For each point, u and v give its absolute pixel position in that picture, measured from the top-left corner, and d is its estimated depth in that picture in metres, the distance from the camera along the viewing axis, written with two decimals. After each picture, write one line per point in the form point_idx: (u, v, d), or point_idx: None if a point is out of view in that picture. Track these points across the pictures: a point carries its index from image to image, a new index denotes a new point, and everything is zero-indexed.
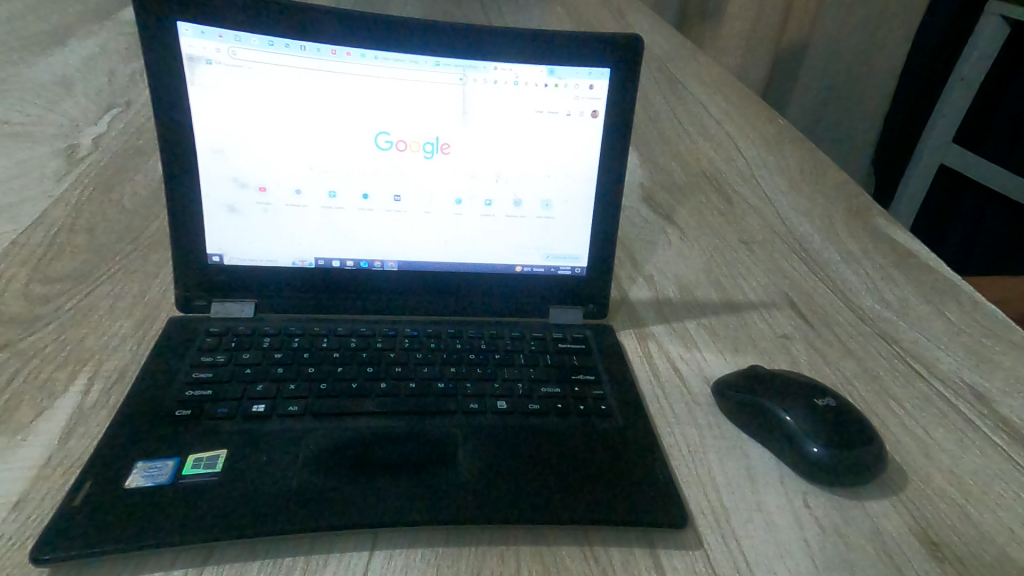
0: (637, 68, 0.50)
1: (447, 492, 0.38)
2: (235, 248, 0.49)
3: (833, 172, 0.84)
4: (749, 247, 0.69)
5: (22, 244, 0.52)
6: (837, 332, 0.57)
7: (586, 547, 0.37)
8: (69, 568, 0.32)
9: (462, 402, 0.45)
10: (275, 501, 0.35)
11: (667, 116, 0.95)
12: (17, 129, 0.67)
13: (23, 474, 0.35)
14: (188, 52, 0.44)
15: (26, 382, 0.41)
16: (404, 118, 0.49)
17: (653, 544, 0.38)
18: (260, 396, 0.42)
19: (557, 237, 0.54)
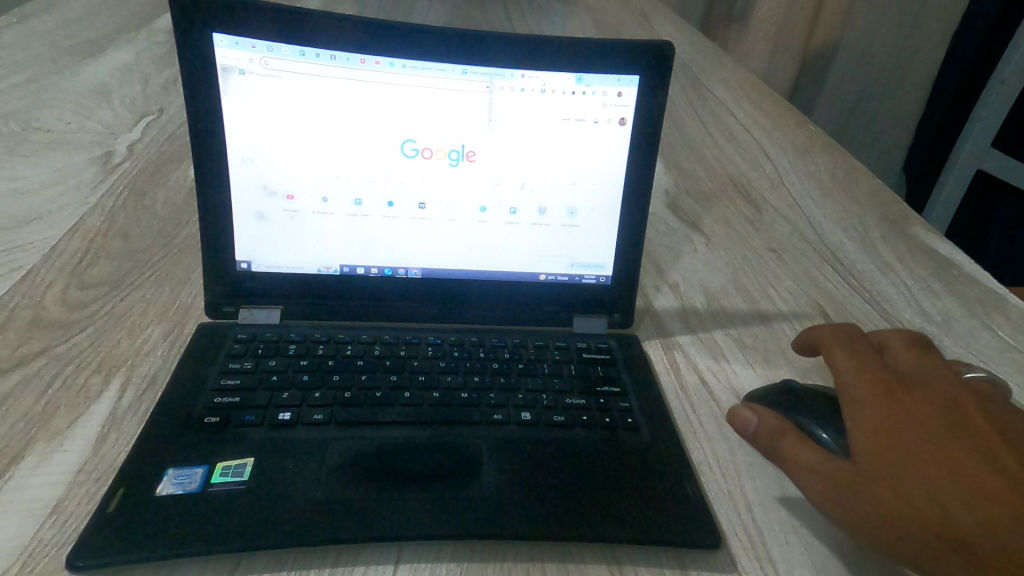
0: (667, 75, 0.49)
1: (471, 505, 0.37)
2: (263, 255, 0.50)
3: (866, 179, 0.81)
4: (779, 256, 0.67)
5: (61, 250, 0.54)
6: None
7: (614, 566, 0.36)
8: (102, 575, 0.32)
9: (486, 412, 0.45)
10: (301, 512, 0.35)
11: (693, 121, 0.93)
12: (57, 137, 0.69)
13: (59, 479, 0.36)
14: (221, 62, 0.45)
15: (63, 386, 0.42)
16: (430, 126, 0.49)
17: (683, 565, 0.37)
18: (286, 404, 0.42)
19: (583, 246, 0.53)
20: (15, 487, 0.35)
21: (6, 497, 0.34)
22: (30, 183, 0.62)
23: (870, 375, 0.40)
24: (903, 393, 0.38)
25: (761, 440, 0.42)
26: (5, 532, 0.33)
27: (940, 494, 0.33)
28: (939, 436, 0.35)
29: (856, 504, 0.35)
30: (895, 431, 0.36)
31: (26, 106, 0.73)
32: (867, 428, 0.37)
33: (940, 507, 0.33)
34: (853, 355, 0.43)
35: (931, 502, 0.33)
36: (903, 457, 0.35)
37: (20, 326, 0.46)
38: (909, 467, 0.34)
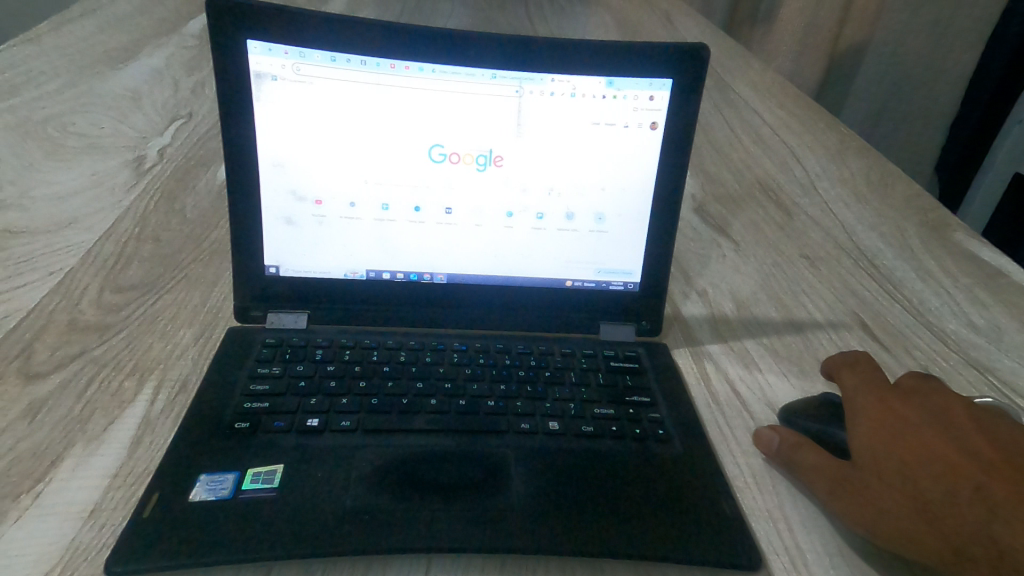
0: (701, 78, 0.48)
1: (500, 517, 0.37)
2: (290, 259, 0.50)
3: (902, 183, 0.79)
4: (812, 263, 0.65)
5: (95, 253, 0.55)
6: (915, 356, 0.53)
7: None
8: None
9: (513, 421, 0.44)
10: (331, 521, 0.35)
11: (719, 123, 0.91)
12: (91, 141, 0.71)
13: (96, 482, 0.36)
14: (255, 69, 0.45)
15: (98, 389, 0.42)
16: (459, 131, 0.48)
17: None
18: (314, 411, 0.42)
19: (611, 252, 0.52)
20: (54, 490, 0.35)
21: (45, 500, 0.35)
22: (66, 187, 0.63)
23: (870, 386, 0.43)
24: (900, 399, 0.41)
25: (780, 455, 0.42)
26: (45, 535, 0.33)
27: (921, 483, 0.36)
28: (927, 434, 0.39)
29: (854, 495, 0.38)
30: (890, 429, 0.39)
31: (62, 111, 0.75)
32: (863, 429, 0.40)
33: (918, 493, 0.36)
34: (857, 371, 0.45)
35: (911, 487, 0.36)
36: (895, 453, 0.38)
37: (57, 329, 0.47)
38: (901, 459, 0.37)
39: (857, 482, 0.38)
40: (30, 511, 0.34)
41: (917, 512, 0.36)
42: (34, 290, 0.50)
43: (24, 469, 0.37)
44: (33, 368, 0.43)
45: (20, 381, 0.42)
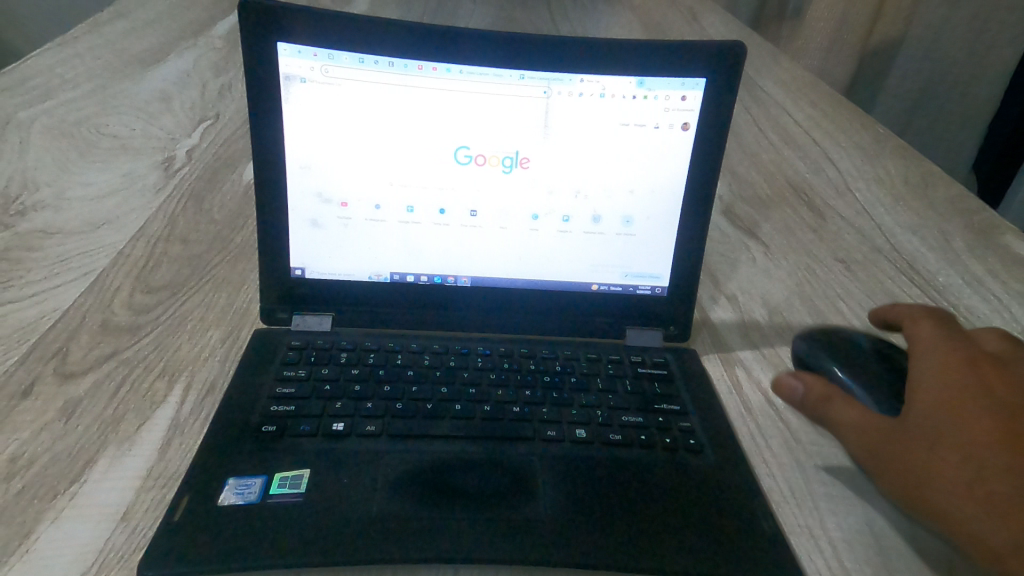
0: (736, 77, 0.46)
1: (528, 528, 0.36)
2: (316, 262, 0.50)
3: (943, 185, 0.76)
4: (848, 267, 0.63)
5: (127, 254, 0.56)
6: None
7: None
8: None
9: (539, 428, 0.43)
10: (358, 528, 0.35)
11: (747, 122, 0.89)
12: (123, 143, 0.72)
13: (128, 484, 0.36)
14: (284, 71, 0.45)
15: (130, 390, 0.43)
16: (485, 133, 0.48)
17: None
18: (340, 415, 0.42)
19: (639, 256, 0.51)
20: (88, 491, 0.36)
21: (80, 501, 0.35)
22: (99, 188, 0.64)
23: (952, 342, 0.40)
24: (989, 365, 0.38)
25: (804, 407, 0.42)
26: (80, 537, 0.33)
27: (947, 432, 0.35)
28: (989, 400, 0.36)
29: (892, 447, 0.37)
30: (954, 380, 0.37)
31: (95, 113, 0.76)
32: (917, 381, 0.38)
33: (938, 440, 0.35)
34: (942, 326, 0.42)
35: (932, 433, 0.36)
36: (940, 401, 0.37)
37: (90, 329, 0.47)
38: (942, 417, 0.36)
39: (883, 428, 0.38)
40: (65, 512, 0.35)
41: (953, 480, 0.34)
42: (69, 290, 0.51)
43: (59, 469, 0.37)
44: (67, 369, 0.44)
45: (55, 381, 0.43)
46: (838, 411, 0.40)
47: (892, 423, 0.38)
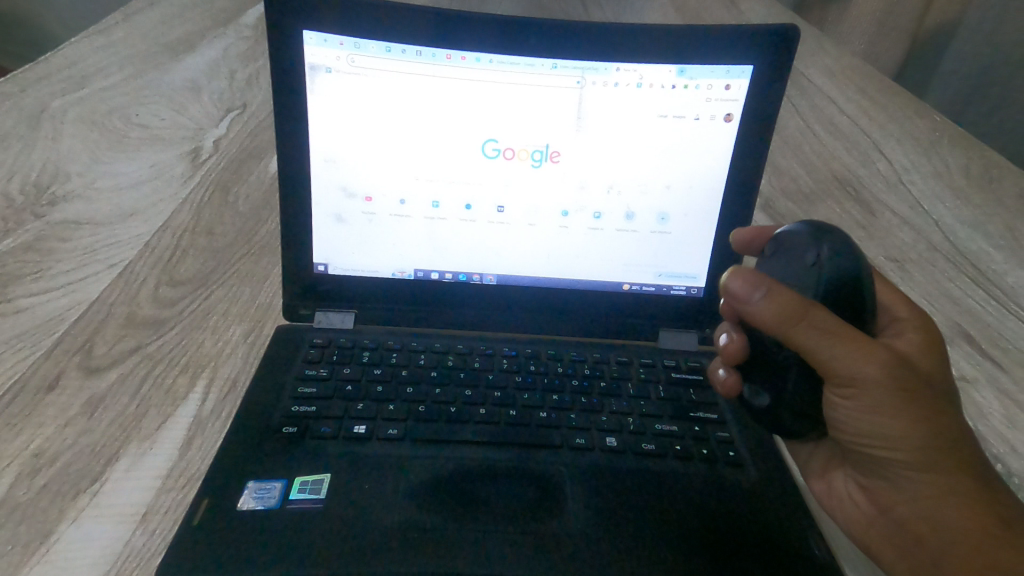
0: (787, 65, 0.43)
1: (557, 543, 0.35)
2: (340, 257, 0.48)
3: (1010, 178, 0.71)
4: (902, 267, 0.59)
5: (153, 246, 0.55)
6: None
7: None
8: None
9: (567, 435, 0.42)
10: (381, 538, 0.34)
11: (789, 111, 0.84)
12: (152, 133, 0.72)
13: (149, 484, 0.36)
14: (309, 61, 0.43)
15: (153, 385, 0.43)
16: (515, 125, 0.45)
17: None
18: (361, 417, 0.41)
19: (675, 255, 0.48)
20: (109, 491, 0.36)
21: (101, 501, 0.35)
22: (127, 178, 0.64)
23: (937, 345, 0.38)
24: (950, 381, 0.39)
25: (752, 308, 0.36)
26: (100, 537, 0.33)
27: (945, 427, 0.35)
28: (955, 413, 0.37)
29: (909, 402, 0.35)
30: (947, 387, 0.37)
31: (125, 103, 0.77)
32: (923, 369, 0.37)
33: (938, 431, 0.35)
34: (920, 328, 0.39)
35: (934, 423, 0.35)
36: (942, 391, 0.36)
37: (116, 323, 0.47)
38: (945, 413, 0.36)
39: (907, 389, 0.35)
40: (87, 511, 0.35)
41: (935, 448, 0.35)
42: (96, 281, 0.51)
43: (83, 466, 0.37)
44: (92, 362, 0.44)
45: (80, 375, 0.43)
46: (815, 338, 0.35)
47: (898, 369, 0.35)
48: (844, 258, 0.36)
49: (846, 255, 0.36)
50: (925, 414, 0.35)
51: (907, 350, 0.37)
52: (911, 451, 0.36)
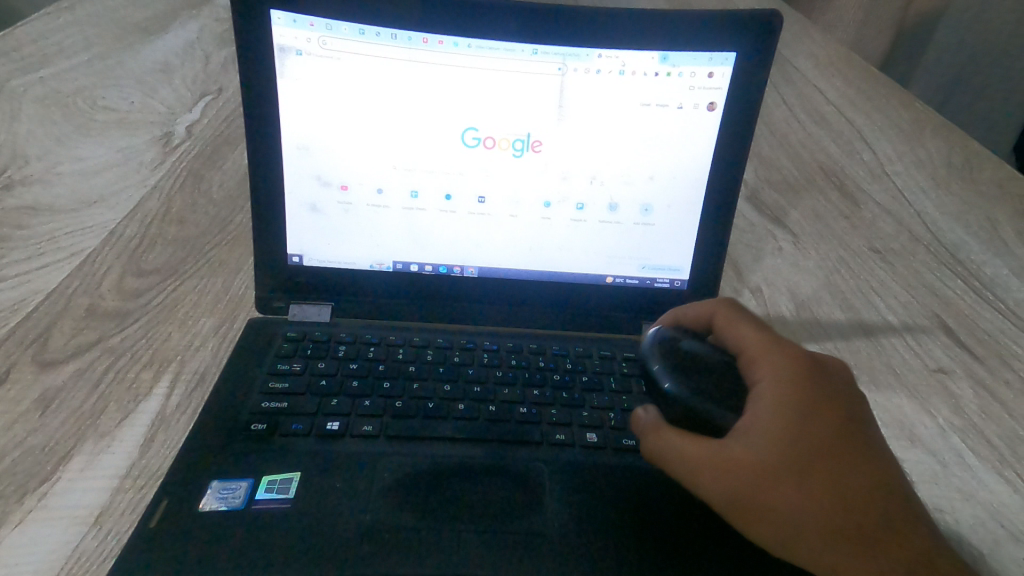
0: (772, 53, 0.42)
1: (533, 542, 0.34)
2: (314, 248, 0.46)
3: (992, 169, 0.71)
4: (884, 259, 0.59)
5: (118, 234, 0.53)
6: (1017, 369, 0.48)
7: None
8: None
9: (548, 431, 0.41)
10: (351, 539, 0.33)
11: (775, 100, 0.83)
12: (120, 116, 0.69)
13: (105, 484, 0.35)
14: (279, 42, 0.41)
15: (113, 380, 0.41)
16: (494, 113, 0.44)
17: None
18: (335, 413, 0.40)
19: (657, 247, 0.47)
20: (61, 491, 0.34)
21: (51, 502, 0.34)
22: (92, 163, 0.62)
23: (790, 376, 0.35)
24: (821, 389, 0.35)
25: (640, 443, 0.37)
26: (49, 540, 0.32)
27: (814, 488, 0.31)
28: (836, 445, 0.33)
29: (767, 480, 0.31)
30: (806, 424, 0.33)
31: (92, 84, 0.74)
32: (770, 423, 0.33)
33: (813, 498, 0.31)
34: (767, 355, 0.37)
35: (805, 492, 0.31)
36: (801, 439, 0.32)
37: (75, 315, 0.46)
38: (811, 465, 0.32)
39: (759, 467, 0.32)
40: (35, 513, 0.33)
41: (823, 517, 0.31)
42: (55, 271, 0.49)
43: (35, 466, 0.36)
44: (49, 356, 0.42)
45: (36, 369, 0.41)
46: (677, 454, 0.34)
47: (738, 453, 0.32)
48: (673, 384, 0.37)
49: (675, 380, 0.37)
50: (797, 515, 0.31)
51: (762, 420, 0.33)
52: (810, 532, 0.31)
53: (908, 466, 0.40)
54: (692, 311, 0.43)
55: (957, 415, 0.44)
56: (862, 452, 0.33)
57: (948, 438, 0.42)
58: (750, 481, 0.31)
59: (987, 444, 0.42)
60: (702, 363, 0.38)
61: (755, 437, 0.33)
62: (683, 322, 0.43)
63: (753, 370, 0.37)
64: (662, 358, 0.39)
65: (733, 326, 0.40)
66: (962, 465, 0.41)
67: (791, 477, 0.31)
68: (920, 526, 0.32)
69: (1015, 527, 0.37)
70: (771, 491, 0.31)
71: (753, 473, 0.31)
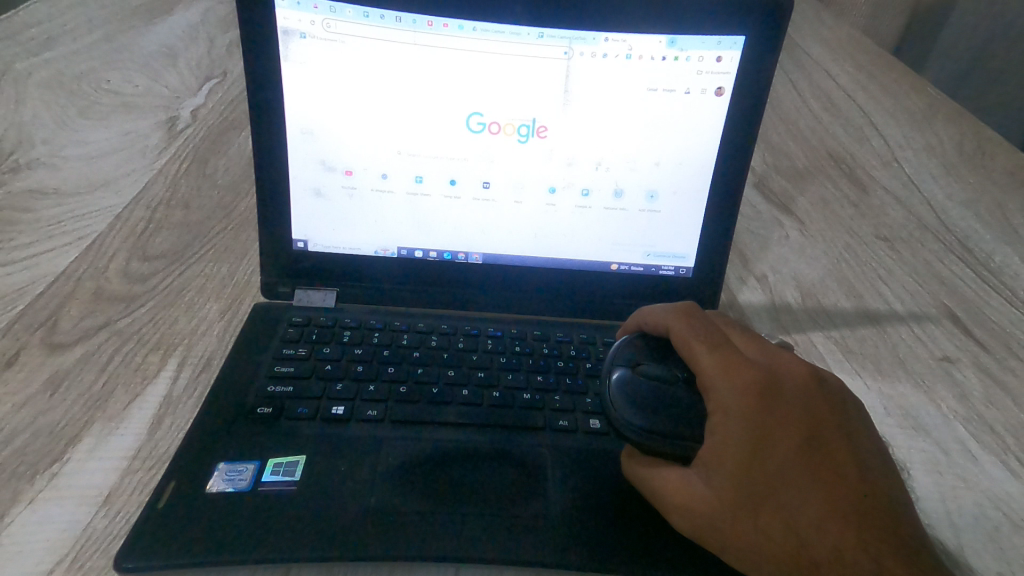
0: (781, 37, 0.41)
1: (534, 526, 0.35)
2: (319, 233, 0.46)
3: (1003, 155, 0.70)
4: (892, 246, 0.58)
5: (124, 218, 0.54)
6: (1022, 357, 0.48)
7: None
8: None
9: (551, 417, 0.41)
10: (355, 521, 0.34)
11: (785, 86, 0.82)
12: (125, 100, 0.69)
13: (113, 465, 0.35)
14: (282, 25, 0.41)
15: (121, 363, 0.42)
16: (500, 98, 0.44)
17: None
18: (340, 397, 0.40)
19: (664, 234, 0.47)
20: (69, 472, 0.35)
21: (60, 482, 0.34)
22: (97, 147, 0.62)
23: (743, 392, 0.34)
24: (773, 401, 0.34)
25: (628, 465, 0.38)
26: (58, 520, 0.33)
27: (763, 517, 0.31)
28: (787, 464, 0.32)
29: (718, 512, 0.32)
30: (756, 446, 0.32)
31: (96, 68, 0.73)
32: (723, 451, 0.33)
33: (763, 527, 0.31)
34: (723, 367, 0.35)
35: (754, 522, 0.31)
36: (751, 465, 0.32)
37: (83, 298, 0.46)
38: (758, 491, 0.32)
39: (711, 501, 0.32)
40: (45, 493, 0.34)
41: (773, 544, 0.31)
42: (61, 255, 0.49)
43: (44, 446, 0.36)
44: (56, 339, 0.43)
45: (44, 352, 0.42)
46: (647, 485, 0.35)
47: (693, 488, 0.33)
48: (634, 418, 0.35)
49: (635, 413, 0.36)
50: (757, 561, 0.31)
51: (710, 446, 0.33)
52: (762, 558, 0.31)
53: (910, 453, 0.40)
54: (652, 321, 0.41)
55: (961, 404, 0.44)
56: (824, 478, 0.32)
57: (952, 426, 0.42)
58: (710, 530, 0.32)
59: (990, 432, 0.42)
60: (663, 393, 0.36)
61: (709, 480, 0.32)
62: (646, 332, 0.41)
63: (706, 399, 0.35)
64: (623, 385, 0.37)
65: (688, 342, 0.37)
66: (965, 453, 0.41)
67: (748, 523, 0.31)
68: (896, 546, 0.31)
69: (1017, 514, 0.37)
70: (732, 539, 0.32)
71: (703, 505, 0.32)
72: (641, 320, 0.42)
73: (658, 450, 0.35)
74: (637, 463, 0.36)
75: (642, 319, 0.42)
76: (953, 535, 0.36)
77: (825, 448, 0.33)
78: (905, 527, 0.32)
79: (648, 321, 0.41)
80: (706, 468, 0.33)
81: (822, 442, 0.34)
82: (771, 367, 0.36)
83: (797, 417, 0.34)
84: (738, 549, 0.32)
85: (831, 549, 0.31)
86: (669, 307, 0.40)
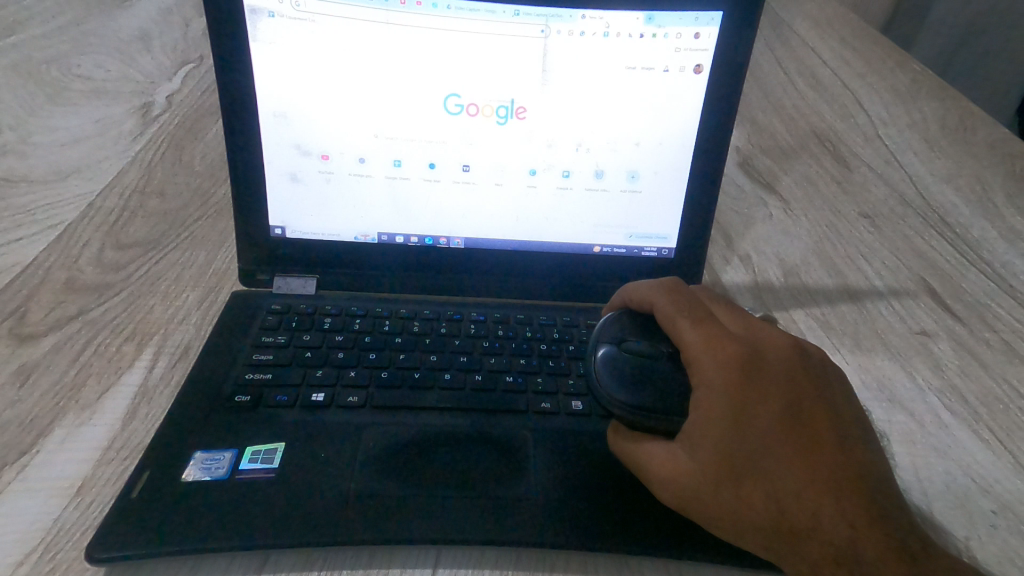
0: (756, 13, 0.41)
1: (514, 504, 0.35)
2: (298, 220, 0.46)
3: (985, 130, 0.70)
4: (873, 223, 0.59)
5: (97, 207, 0.53)
6: (997, 328, 0.48)
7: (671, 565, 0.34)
8: (124, 567, 0.31)
9: (533, 400, 0.41)
10: (333, 505, 0.34)
11: (771, 64, 0.81)
12: (97, 85, 0.67)
13: (85, 456, 0.35)
14: (249, 4, 0.40)
15: (93, 353, 0.41)
16: (478, 77, 0.43)
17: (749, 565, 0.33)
18: (321, 384, 0.40)
19: (645, 216, 0.47)
20: (40, 464, 0.35)
21: (30, 474, 0.34)
22: (68, 134, 0.60)
23: (729, 365, 0.34)
24: (758, 373, 0.34)
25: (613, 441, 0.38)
26: (29, 511, 0.32)
27: (745, 487, 0.32)
28: (769, 435, 0.32)
29: (702, 482, 0.32)
30: (741, 417, 0.33)
31: (65, 52, 0.71)
32: (708, 423, 0.33)
33: (744, 495, 0.32)
34: (707, 341, 0.35)
35: (737, 492, 0.32)
36: (735, 435, 0.32)
37: (55, 288, 0.45)
38: (742, 461, 0.32)
39: (696, 472, 0.32)
40: (15, 485, 0.33)
41: (754, 512, 0.31)
42: (31, 245, 0.48)
43: (14, 438, 0.36)
44: (26, 330, 0.42)
45: (13, 343, 0.41)
46: (635, 459, 0.35)
47: (680, 459, 0.33)
48: (620, 394, 0.36)
49: (621, 389, 0.36)
50: (739, 530, 0.32)
51: (694, 420, 0.33)
52: (744, 527, 0.32)
53: (887, 426, 0.41)
54: (636, 297, 0.41)
55: (936, 376, 0.45)
56: (807, 449, 0.33)
57: (927, 398, 0.43)
58: (692, 499, 0.32)
59: (964, 403, 0.43)
60: (648, 369, 0.37)
61: (693, 453, 0.33)
62: (629, 309, 0.41)
63: (691, 374, 0.35)
64: (608, 363, 0.38)
65: (672, 318, 0.38)
66: (939, 424, 0.41)
67: (729, 492, 0.32)
68: (874, 512, 0.31)
69: (987, 481, 0.38)
70: (713, 510, 0.32)
71: (687, 475, 0.33)
72: (625, 297, 0.42)
73: (644, 426, 0.35)
74: (623, 438, 0.36)
75: (626, 295, 0.42)
76: (927, 503, 0.36)
77: (807, 419, 0.34)
78: (883, 495, 0.32)
79: (633, 297, 0.41)
80: (692, 439, 0.33)
81: (804, 413, 0.34)
82: (756, 342, 0.36)
83: (780, 390, 0.34)
84: (719, 517, 0.32)
85: (810, 516, 0.31)
86: (654, 283, 0.40)
